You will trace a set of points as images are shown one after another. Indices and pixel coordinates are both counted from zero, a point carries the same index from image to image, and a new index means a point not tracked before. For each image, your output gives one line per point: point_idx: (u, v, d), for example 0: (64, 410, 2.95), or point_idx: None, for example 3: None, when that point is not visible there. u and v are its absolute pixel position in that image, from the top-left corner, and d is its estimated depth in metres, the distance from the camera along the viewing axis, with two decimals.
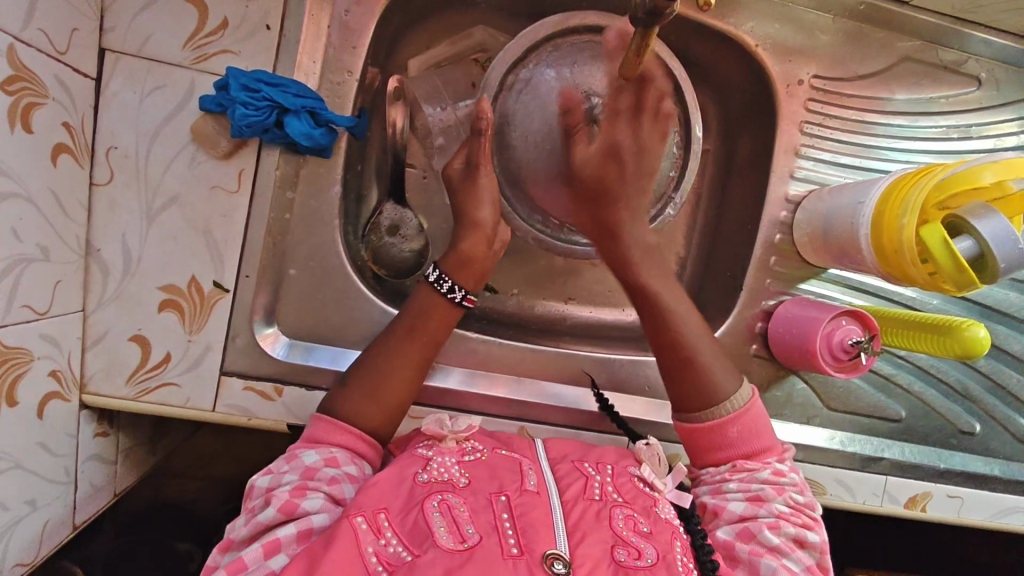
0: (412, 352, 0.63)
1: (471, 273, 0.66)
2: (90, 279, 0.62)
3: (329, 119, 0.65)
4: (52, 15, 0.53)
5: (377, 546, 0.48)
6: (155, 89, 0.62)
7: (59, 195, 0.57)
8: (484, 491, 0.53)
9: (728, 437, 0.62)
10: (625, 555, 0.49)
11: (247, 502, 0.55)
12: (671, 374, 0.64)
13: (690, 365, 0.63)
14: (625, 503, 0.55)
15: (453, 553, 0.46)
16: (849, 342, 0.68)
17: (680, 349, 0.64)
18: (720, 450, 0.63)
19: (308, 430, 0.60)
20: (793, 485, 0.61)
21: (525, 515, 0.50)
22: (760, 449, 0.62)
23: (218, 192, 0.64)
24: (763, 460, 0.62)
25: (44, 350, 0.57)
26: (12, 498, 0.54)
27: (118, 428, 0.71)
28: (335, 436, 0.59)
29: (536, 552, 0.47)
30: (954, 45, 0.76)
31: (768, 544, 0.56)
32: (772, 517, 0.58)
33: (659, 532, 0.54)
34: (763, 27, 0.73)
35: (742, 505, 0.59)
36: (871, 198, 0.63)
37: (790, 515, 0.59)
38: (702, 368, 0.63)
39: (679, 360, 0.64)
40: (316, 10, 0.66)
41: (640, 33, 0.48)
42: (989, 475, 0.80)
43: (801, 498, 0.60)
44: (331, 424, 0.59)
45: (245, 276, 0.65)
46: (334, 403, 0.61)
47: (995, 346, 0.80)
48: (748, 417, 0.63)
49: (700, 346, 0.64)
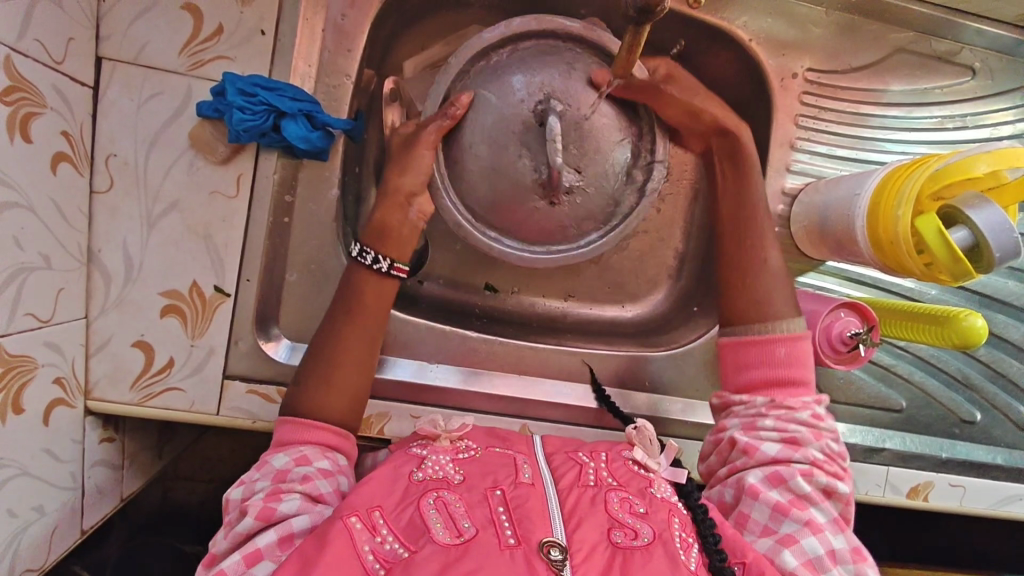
0: (360, 338, 0.62)
1: (392, 243, 0.65)
2: (92, 286, 0.63)
3: (325, 122, 0.66)
4: (48, 26, 0.54)
5: (373, 543, 0.48)
6: (153, 96, 0.62)
7: (60, 204, 0.57)
8: (479, 486, 0.54)
9: (775, 356, 0.62)
10: (622, 537, 0.50)
11: (223, 516, 0.54)
12: (728, 287, 0.67)
13: (743, 281, 0.66)
14: (619, 487, 0.56)
15: (448, 548, 0.47)
16: (849, 334, 0.68)
17: (746, 260, 0.67)
18: (760, 368, 0.63)
19: (274, 435, 0.59)
20: (830, 433, 0.61)
21: (521, 506, 0.51)
22: (799, 380, 0.62)
23: (217, 197, 0.64)
24: (801, 400, 0.61)
25: (48, 357, 0.58)
26: (19, 504, 0.55)
27: (124, 433, 0.71)
28: (297, 435, 0.58)
29: (533, 541, 0.48)
30: (948, 35, 0.77)
31: (796, 492, 0.57)
32: (806, 464, 0.59)
33: (654, 511, 0.54)
34: (756, 21, 0.73)
35: (776, 448, 0.59)
36: (866, 190, 0.64)
37: (824, 463, 0.59)
38: (752, 284, 0.66)
39: (738, 274, 0.67)
40: (310, 14, 0.66)
41: (632, 30, 0.48)
42: (991, 464, 0.80)
43: (835, 446, 0.61)
44: (293, 426, 0.58)
45: (247, 280, 0.66)
46: (296, 400, 0.60)
47: (994, 334, 0.80)
48: (799, 345, 0.62)
49: (772, 274, 0.66)
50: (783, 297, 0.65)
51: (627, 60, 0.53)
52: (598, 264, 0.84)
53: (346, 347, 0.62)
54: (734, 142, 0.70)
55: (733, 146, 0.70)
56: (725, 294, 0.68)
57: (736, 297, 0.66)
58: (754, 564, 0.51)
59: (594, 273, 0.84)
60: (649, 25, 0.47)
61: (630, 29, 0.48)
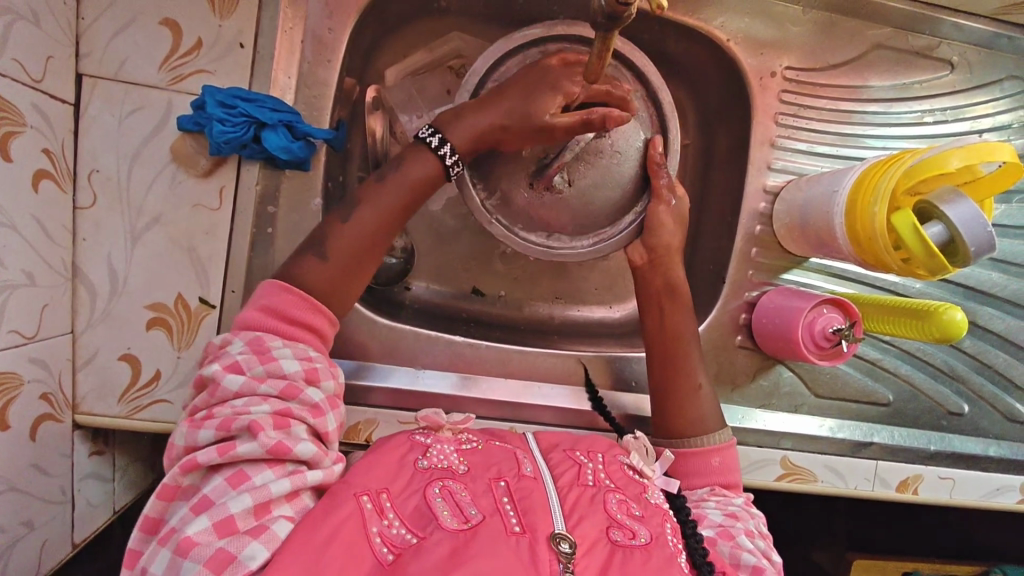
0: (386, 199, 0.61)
1: (465, 132, 0.61)
2: (78, 301, 0.63)
3: (306, 132, 0.66)
4: (25, 44, 0.54)
5: (381, 527, 0.48)
6: (134, 111, 0.62)
7: (42, 220, 0.58)
8: (483, 476, 0.54)
9: (711, 465, 0.64)
10: (620, 536, 0.50)
11: (212, 412, 0.50)
12: (660, 396, 0.68)
13: (676, 391, 0.67)
14: (617, 489, 0.56)
15: (457, 533, 0.47)
16: (831, 330, 0.68)
17: (678, 373, 0.68)
18: (700, 475, 0.65)
19: (272, 301, 0.56)
20: (760, 518, 0.62)
21: (525, 498, 0.52)
22: (733, 482, 0.65)
23: (200, 210, 0.65)
24: (737, 492, 0.65)
25: (35, 373, 0.58)
26: (8, 519, 0.56)
27: (114, 446, 0.72)
28: (303, 316, 0.56)
29: (539, 531, 0.49)
30: (925, 30, 0.77)
31: (745, 546, 0.57)
32: (748, 528, 0.59)
33: (650, 515, 0.55)
34: (734, 21, 0.74)
35: (719, 514, 0.60)
36: (844, 187, 0.64)
37: (760, 534, 0.60)
38: (685, 394, 0.67)
39: (668, 386, 0.68)
40: (289, 25, 0.66)
41: (600, 38, 0.49)
42: (981, 455, 0.81)
43: (766, 528, 0.61)
44: (301, 300, 0.56)
45: (232, 291, 0.66)
46: (298, 273, 0.58)
47: (980, 327, 0.80)
48: (731, 452, 0.66)
49: (703, 397, 0.68)
50: (712, 412, 0.68)
51: (598, 66, 0.53)
52: (584, 266, 0.85)
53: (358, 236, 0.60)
54: (668, 278, 0.70)
55: (667, 278, 0.70)
56: (662, 397, 0.68)
57: (675, 402, 0.67)
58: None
59: (579, 274, 0.85)
60: (617, 30, 0.47)
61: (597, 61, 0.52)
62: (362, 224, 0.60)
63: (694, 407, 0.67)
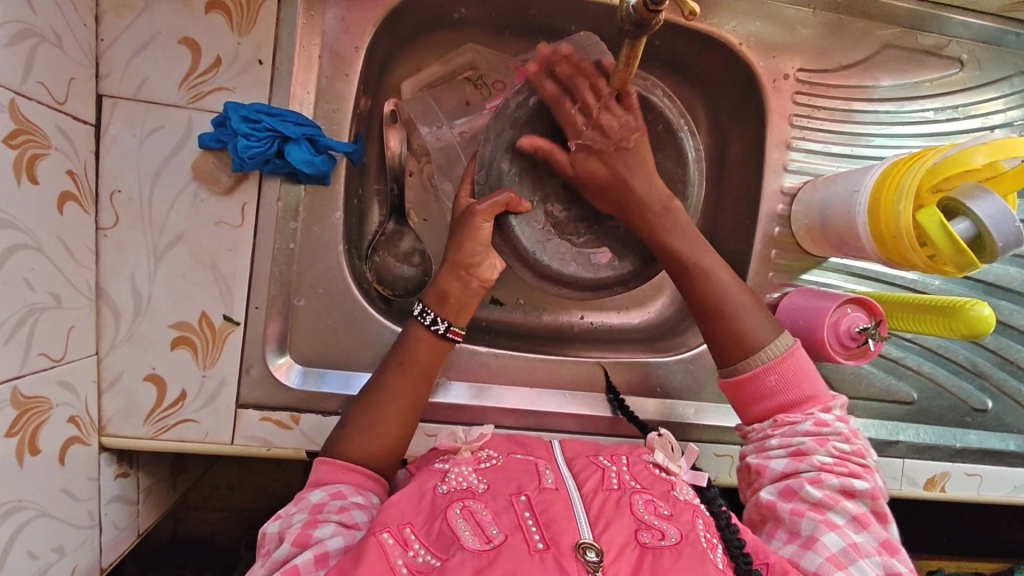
0: (403, 387, 0.62)
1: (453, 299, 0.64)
2: (102, 322, 0.63)
3: (328, 146, 0.66)
4: (50, 68, 0.54)
5: (406, 558, 0.48)
6: (154, 130, 0.62)
7: (67, 243, 0.57)
8: (504, 493, 0.54)
9: (767, 387, 0.61)
10: (649, 537, 0.49)
11: (259, 549, 0.54)
12: (705, 325, 0.64)
13: (719, 310, 0.63)
14: (643, 489, 0.56)
15: (480, 554, 0.47)
16: (856, 330, 0.68)
17: (705, 290, 0.63)
18: (763, 401, 0.61)
19: (312, 474, 0.59)
20: (838, 434, 0.59)
21: (547, 510, 0.51)
22: (802, 398, 0.61)
23: (222, 227, 0.64)
24: (804, 411, 0.60)
25: (62, 396, 0.58)
26: (39, 545, 0.55)
27: (139, 467, 0.71)
28: (340, 477, 0.58)
29: (564, 544, 0.47)
30: (934, 29, 0.78)
31: (811, 499, 0.56)
32: (815, 471, 0.57)
33: (680, 513, 0.54)
34: (746, 25, 0.74)
35: (782, 462, 0.59)
36: (865, 186, 0.65)
37: (834, 466, 0.57)
38: (729, 313, 0.63)
39: (709, 306, 0.63)
40: (307, 42, 0.67)
41: (628, 45, 0.49)
42: (1005, 451, 0.80)
43: (846, 446, 0.59)
44: (332, 466, 0.58)
45: (255, 308, 0.66)
46: (335, 444, 0.60)
47: (1000, 322, 0.80)
48: (786, 366, 0.61)
49: (743, 311, 0.62)
50: (761, 322, 0.62)
51: (625, 73, 0.53)
52: None
53: (395, 408, 0.62)
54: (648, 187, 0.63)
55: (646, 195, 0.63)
56: (703, 322, 0.64)
57: (721, 325, 0.63)
58: (776, 564, 0.52)
59: None
60: (645, 37, 0.48)
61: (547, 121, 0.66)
62: (385, 399, 0.62)
63: (743, 319, 0.62)
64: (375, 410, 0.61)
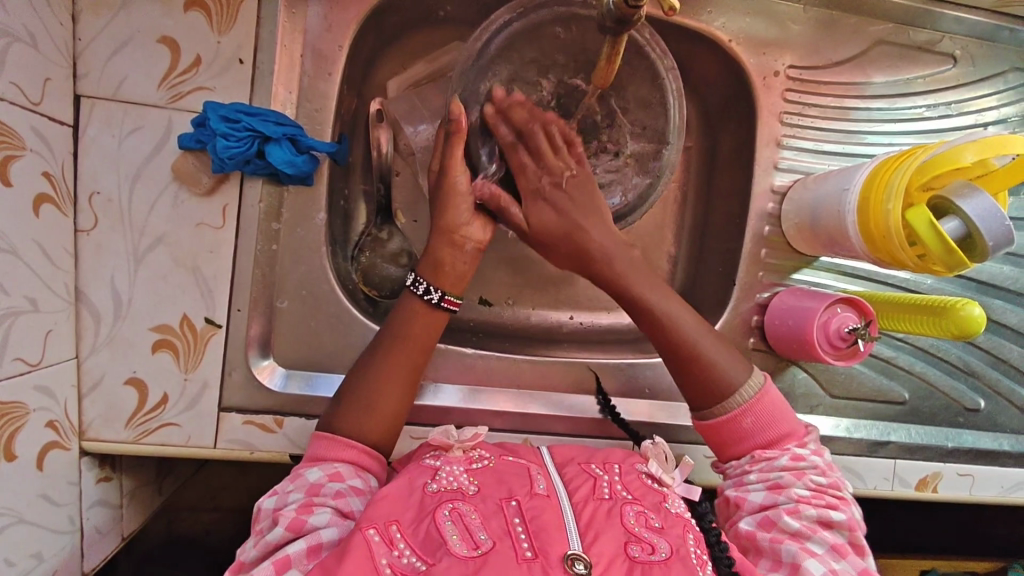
0: (396, 370, 0.61)
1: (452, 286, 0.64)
2: (81, 325, 0.62)
3: (310, 146, 0.65)
4: (24, 67, 0.53)
5: (391, 557, 0.47)
6: (133, 131, 0.62)
7: (44, 246, 0.57)
8: (494, 497, 0.53)
9: (744, 428, 0.60)
10: (639, 551, 0.49)
11: (255, 525, 0.54)
12: (681, 370, 0.62)
13: (695, 357, 0.61)
14: (635, 501, 0.55)
15: (467, 560, 0.46)
16: (846, 330, 0.67)
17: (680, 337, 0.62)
18: (736, 444, 0.61)
19: (310, 449, 0.58)
20: (815, 468, 0.59)
21: (537, 518, 0.50)
22: (778, 435, 0.60)
23: (204, 229, 0.64)
24: (783, 446, 0.60)
25: (40, 401, 0.57)
26: (16, 553, 0.54)
27: (122, 472, 0.70)
28: (337, 452, 0.57)
29: (552, 555, 0.47)
30: (926, 25, 0.77)
31: (789, 530, 0.55)
32: (792, 503, 0.57)
33: (671, 527, 0.53)
34: (735, 21, 0.73)
35: (760, 494, 0.58)
36: (855, 184, 0.64)
37: (811, 498, 0.57)
38: (705, 358, 0.61)
39: (685, 355, 0.61)
40: (289, 41, 0.66)
41: (611, 41, 0.49)
42: (998, 451, 0.79)
43: (822, 479, 0.58)
44: (330, 440, 0.58)
45: (237, 310, 0.65)
46: None
47: (993, 321, 0.80)
48: (762, 407, 0.60)
49: (715, 356, 0.61)
50: (734, 366, 0.61)
51: (607, 72, 0.53)
52: None
53: (389, 391, 0.60)
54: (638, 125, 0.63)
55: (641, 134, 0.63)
56: (677, 371, 0.62)
57: (697, 373, 0.61)
58: None
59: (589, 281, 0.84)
60: (627, 34, 0.47)
61: (501, 64, 0.62)
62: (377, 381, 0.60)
63: (716, 363, 0.61)
64: (369, 393, 0.60)
